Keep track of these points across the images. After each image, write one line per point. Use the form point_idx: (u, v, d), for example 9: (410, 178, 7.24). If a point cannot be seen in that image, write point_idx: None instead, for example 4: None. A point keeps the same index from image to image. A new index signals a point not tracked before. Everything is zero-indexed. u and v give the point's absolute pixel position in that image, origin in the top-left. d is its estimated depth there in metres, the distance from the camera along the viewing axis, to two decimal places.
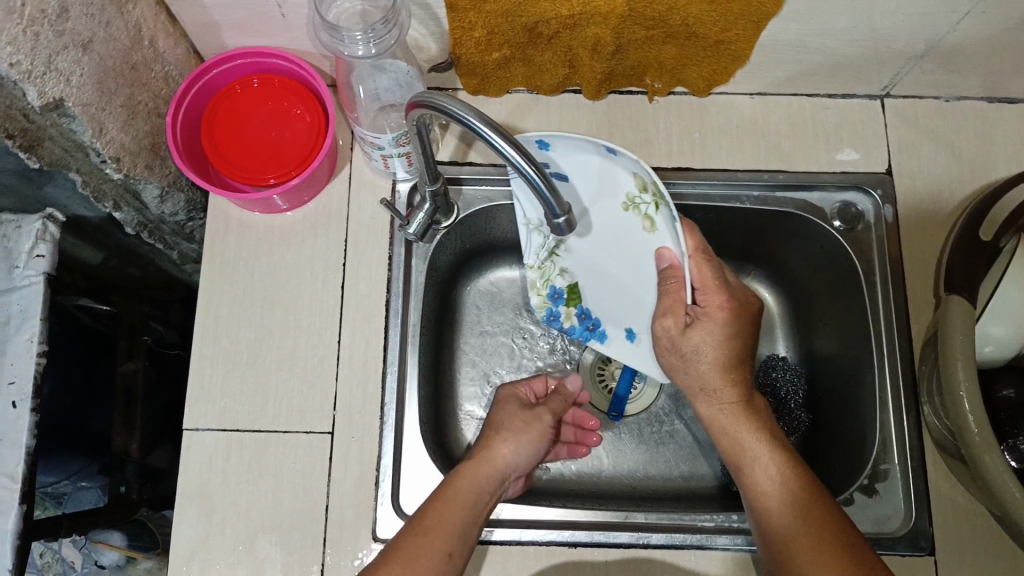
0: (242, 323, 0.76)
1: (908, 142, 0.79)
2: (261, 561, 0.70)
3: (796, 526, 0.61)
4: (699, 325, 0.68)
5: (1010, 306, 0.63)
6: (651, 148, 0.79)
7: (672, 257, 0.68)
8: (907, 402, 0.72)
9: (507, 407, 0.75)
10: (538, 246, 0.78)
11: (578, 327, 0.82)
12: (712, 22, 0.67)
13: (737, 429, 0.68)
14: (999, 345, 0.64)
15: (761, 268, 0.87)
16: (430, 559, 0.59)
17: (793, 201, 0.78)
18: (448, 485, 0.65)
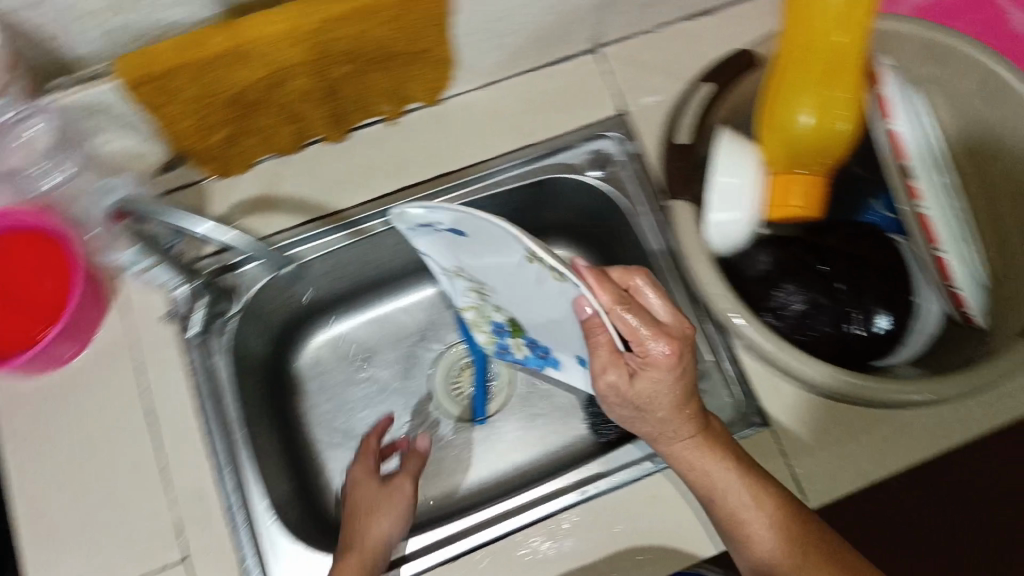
0: (66, 487, 0.72)
1: (633, 80, 0.85)
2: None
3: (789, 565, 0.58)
4: (642, 376, 0.59)
5: (732, 190, 0.68)
6: (405, 170, 0.82)
7: (586, 306, 0.59)
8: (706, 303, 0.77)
9: (366, 488, 0.77)
10: (463, 287, 0.75)
11: (533, 355, 0.76)
12: (402, 39, 0.70)
13: (705, 464, 0.62)
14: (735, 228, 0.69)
15: (558, 235, 0.93)
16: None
17: (548, 167, 0.83)
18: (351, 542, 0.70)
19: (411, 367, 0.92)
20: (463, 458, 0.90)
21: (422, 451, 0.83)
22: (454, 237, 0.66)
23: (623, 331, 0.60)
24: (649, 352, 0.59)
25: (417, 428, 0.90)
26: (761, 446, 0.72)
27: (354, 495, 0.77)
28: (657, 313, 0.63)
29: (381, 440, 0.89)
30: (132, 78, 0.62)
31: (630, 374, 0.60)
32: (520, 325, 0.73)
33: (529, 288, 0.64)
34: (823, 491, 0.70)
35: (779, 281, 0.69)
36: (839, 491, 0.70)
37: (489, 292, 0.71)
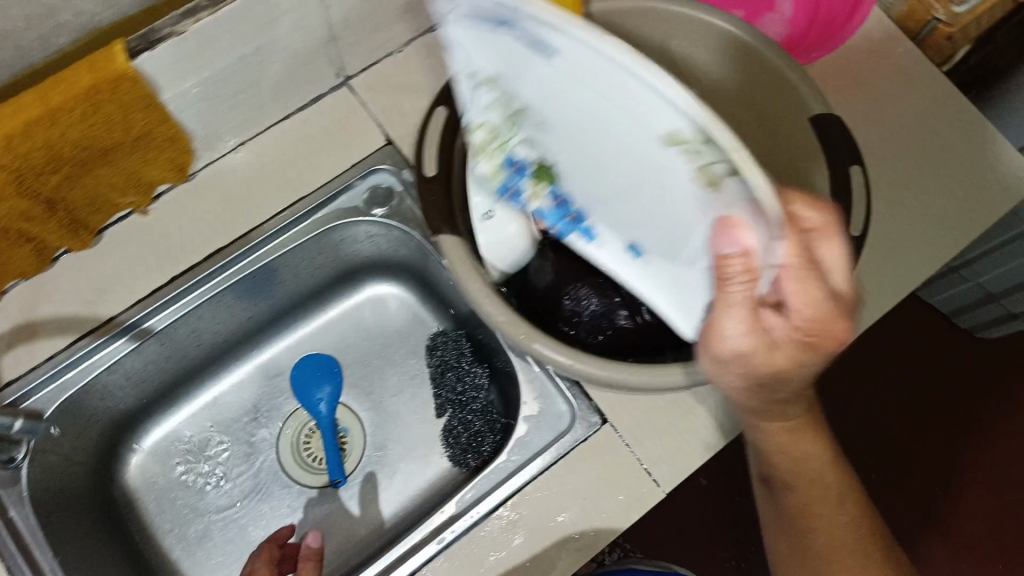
0: None
1: (393, 106, 0.80)
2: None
3: (826, 540, 0.63)
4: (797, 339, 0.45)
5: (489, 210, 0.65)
6: (175, 255, 0.76)
7: (734, 239, 0.41)
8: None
9: None
10: (483, 103, 0.55)
11: (547, 211, 0.61)
12: (108, 130, 0.64)
13: (793, 452, 0.61)
14: (506, 242, 0.67)
15: (372, 273, 0.92)
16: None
17: (328, 215, 0.79)
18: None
19: (257, 443, 0.89)
20: (331, 525, 0.86)
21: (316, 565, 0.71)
22: (516, 38, 0.43)
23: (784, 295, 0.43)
24: (817, 333, 0.45)
25: (278, 507, 0.87)
26: (601, 447, 0.74)
27: None
28: (831, 273, 0.46)
29: (239, 530, 0.85)
30: None
31: (766, 355, 0.46)
32: (547, 167, 0.58)
33: (666, 183, 0.44)
34: (673, 471, 0.72)
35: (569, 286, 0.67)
36: (686, 467, 0.72)
37: (530, 119, 0.53)
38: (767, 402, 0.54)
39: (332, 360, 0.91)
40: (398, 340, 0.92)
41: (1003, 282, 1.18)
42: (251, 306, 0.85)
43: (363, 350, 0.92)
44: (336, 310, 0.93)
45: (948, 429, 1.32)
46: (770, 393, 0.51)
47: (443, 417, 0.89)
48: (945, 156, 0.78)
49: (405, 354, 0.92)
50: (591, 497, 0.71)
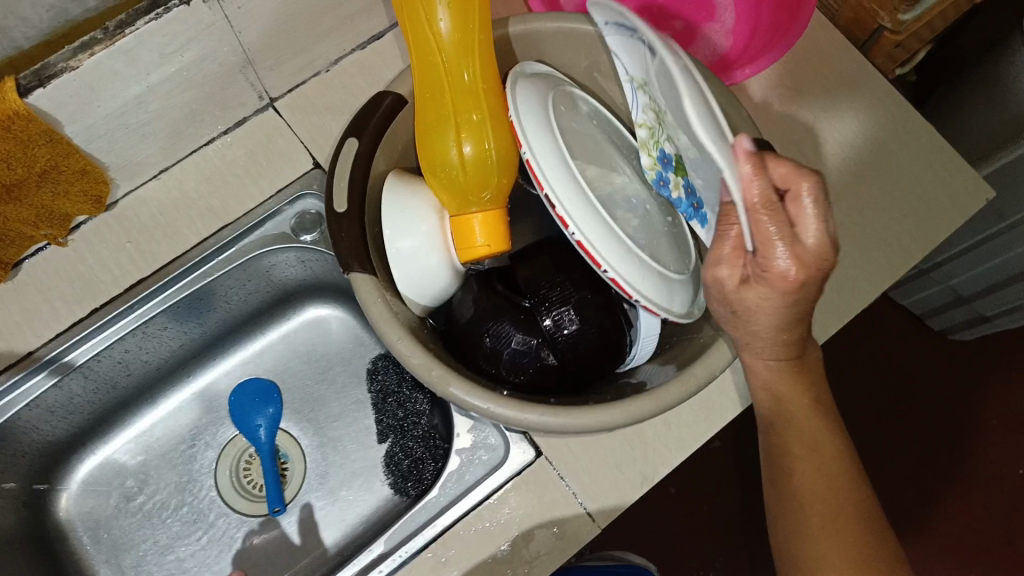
0: None
1: (319, 127, 0.78)
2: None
3: (823, 495, 0.61)
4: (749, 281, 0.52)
5: (405, 248, 0.63)
6: (95, 286, 0.74)
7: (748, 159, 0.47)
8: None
9: None
10: (643, 103, 0.61)
11: (684, 203, 0.62)
12: (7, 167, 0.62)
13: (784, 393, 0.61)
14: (423, 276, 0.64)
15: (311, 298, 0.91)
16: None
17: (254, 243, 0.78)
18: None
19: (194, 469, 0.88)
20: (268, 552, 0.85)
21: None
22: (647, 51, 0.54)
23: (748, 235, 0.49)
24: (773, 294, 0.51)
25: (214, 534, 0.86)
26: (537, 482, 0.70)
27: None
28: (803, 232, 0.50)
29: (176, 559, 0.84)
30: None
31: (739, 284, 0.53)
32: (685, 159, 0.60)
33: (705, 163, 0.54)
34: (607, 505, 0.69)
35: (488, 322, 0.62)
36: (621, 501, 0.69)
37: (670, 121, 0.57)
38: (761, 345, 0.57)
39: (271, 385, 0.90)
40: (338, 364, 0.92)
41: (974, 284, 1.14)
42: (183, 334, 0.84)
43: (303, 374, 0.92)
44: (276, 334, 0.92)
45: (923, 430, 1.30)
46: (747, 326, 0.55)
47: (386, 443, 0.88)
48: (874, 170, 0.77)
49: (345, 378, 0.91)
50: (523, 534, 0.68)
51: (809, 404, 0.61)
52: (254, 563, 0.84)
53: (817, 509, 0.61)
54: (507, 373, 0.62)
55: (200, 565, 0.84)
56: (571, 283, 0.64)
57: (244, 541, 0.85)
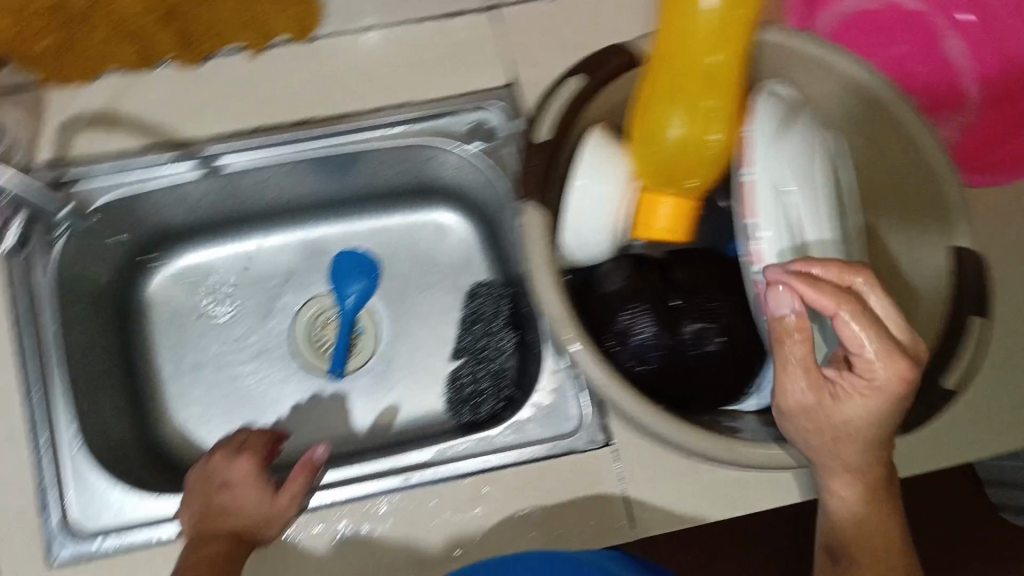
0: None
1: (529, 48, 0.77)
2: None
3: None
4: (858, 357, 0.47)
5: (592, 200, 0.62)
6: (269, 106, 0.75)
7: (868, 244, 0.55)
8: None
9: (233, 469, 0.71)
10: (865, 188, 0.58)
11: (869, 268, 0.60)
12: None
13: (849, 500, 0.53)
14: (591, 233, 0.63)
15: (447, 201, 0.91)
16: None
17: (424, 132, 0.77)
18: (217, 514, 0.67)
19: (278, 308, 0.90)
20: (315, 411, 0.88)
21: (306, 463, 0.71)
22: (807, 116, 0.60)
23: (842, 339, 0.48)
24: (876, 364, 0.47)
25: (274, 374, 0.88)
26: (595, 466, 0.71)
27: (218, 478, 0.70)
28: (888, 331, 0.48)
29: (232, 379, 0.87)
30: None
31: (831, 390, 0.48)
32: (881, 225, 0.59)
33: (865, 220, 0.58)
34: (650, 519, 0.70)
35: (628, 304, 0.62)
36: (666, 522, 0.70)
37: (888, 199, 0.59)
38: (843, 469, 0.51)
39: (375, 265, 0.91)
40: (443, 272, 0.92)
41: None
42: (320, 184, 0.85)
43: (407, 266, 0.92)
44: (399, 220, 0.92)
45: None
46: (836, 444, 0.50)
47: (456, 363, 0.89)
48: None
49: (444, 288, 0.92)
50: (559, 507, 0.70)
51: (878, 502, 0.53)
52: (300, 415, 0.87)
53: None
54: (628, 359, 0.61)
55: (252, 395, 0.87)
56: (720, 300, 0.64)
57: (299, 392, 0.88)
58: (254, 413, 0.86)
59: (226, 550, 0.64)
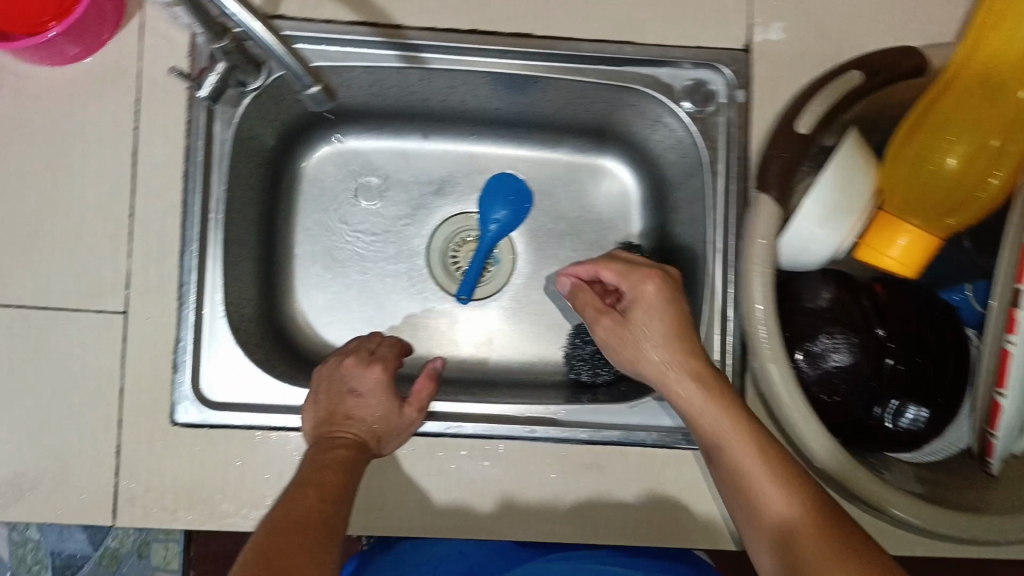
0: (20, 187, 0.67)
1: (772, 18, 0.71)
2: (97, 457, 0.68)
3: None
4: (631, 314, 0.65)
5: (830, 210, 0.56)
6: (489, 8, 0.69)
7: None
8: (735, 285, 0.71)
9: (364, 376, 0.70)
10: None
11: None
12: None
13: (760, 479, 0.55)
14: (817, 241, 0.58)
15: (621, 150, 0.84)
16: (329, 476, 0.59)
17: (641, 78, 0.71)
18: (347, 421, 0.67)
19: (419, 215, 0.87)
20: (433, 330, 0.86)
21: (433, 381, 0.72)
22: None
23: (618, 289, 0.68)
24: (630, 294, 0.66)
25: (402, 281, 0.86)
26: None
27: (350, 381, 0.70)
28: (642, 301, 0.65)
29: (360, 275, 0.85)
30: None
31: (636, 339, 0.64)
32: None
33: None
34: None
35: (829, 328, 0.59)
36: None
37: None
38: (710, 432, 0.59)
39: (528, 196, 0.86)
40: (593, 224, 0.86)
41: None
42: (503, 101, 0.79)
43: (562, 208, 0.87)
44: (564, 156, 0.87)
45: None
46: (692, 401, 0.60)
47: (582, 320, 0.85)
48: None
49: (588, 241, 0.86)
50: (672, 496, 0.69)
51: (795, 480, 0.54)
52: (416, 329, 0.86)
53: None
54: (812, 385, 0.59)
55: (375, 297, 0.85)
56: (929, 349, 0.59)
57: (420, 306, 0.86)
58: (374, 316, 0.85)
59: (356, 459, 0.63)
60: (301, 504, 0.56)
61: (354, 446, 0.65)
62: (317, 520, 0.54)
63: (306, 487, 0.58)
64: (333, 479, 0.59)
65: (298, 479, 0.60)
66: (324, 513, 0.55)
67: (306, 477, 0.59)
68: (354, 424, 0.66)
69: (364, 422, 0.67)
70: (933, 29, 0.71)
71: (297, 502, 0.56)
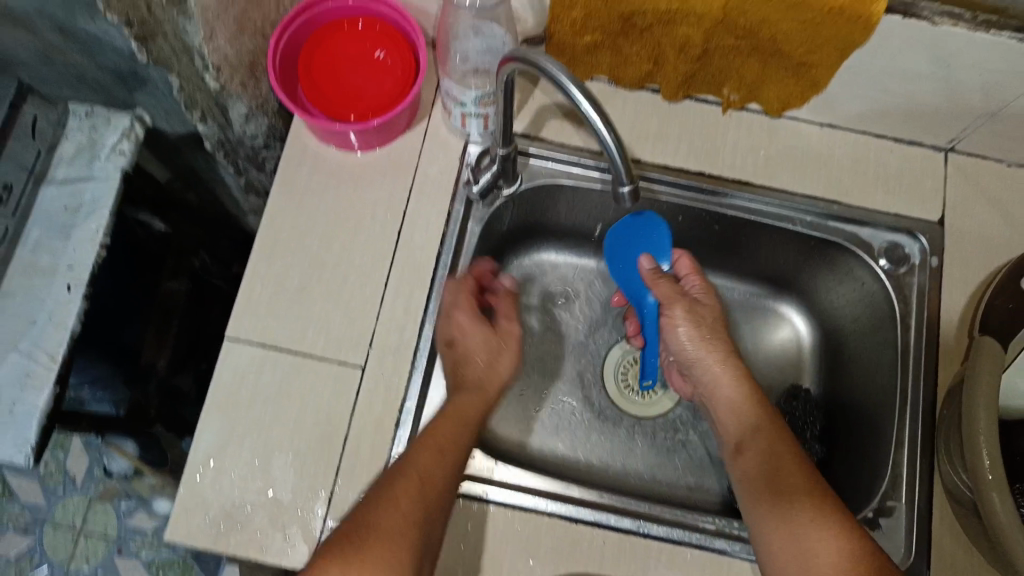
0: (301, 248, 0.80)
1: (965, 201, 0.81)
2: (310, 500, 0.72)
3: (826, 535, 0.60)
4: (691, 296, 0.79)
5: None
6: (715, 157, 0.81)
7: None
8: (923, 426, 0.75)
9: (471, 323, 0.76)
10: None
11: None
12: (800, 41, 0.70)
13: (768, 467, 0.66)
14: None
15: (799, 299, 0.89)
16: (432, 472, 0.64)
17: (843, 233, 0.80)
18: (449, 406, 0.71)
19: (596, 330, 0.94)
20: (600, 443, 0.89)
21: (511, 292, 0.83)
22: None
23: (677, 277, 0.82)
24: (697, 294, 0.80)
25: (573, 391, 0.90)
26: None
27: (459, 327, 0.76)
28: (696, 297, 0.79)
29: (541, 379, 0.90)
30: None
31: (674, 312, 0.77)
32: None
33: None
34: None
35: None
36: None
37: None
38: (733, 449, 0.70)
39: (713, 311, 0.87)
40: (762, 364, 0.90)
41: None
42: (702, 239, 0.87)
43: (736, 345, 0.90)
44: (741, 296, 0.92)
45: None
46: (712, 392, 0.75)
47: None
48: None
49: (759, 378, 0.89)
50: None
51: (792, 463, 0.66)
52: (583, 438, 0.89)
53: (781, 527, 0.63)
54: None
55: (549, 403, 0.90)
56: None
57: (585, 415, 0.90)
58: (548, 421, 0.89)
59: (461, 444, 0.68)
60: (398, 501, 0.61)
61: (480, 395, 0.73)
62: (412, 533, 0.60)
63: (413, 476, 0.63)
64: (438, 471, 0.64)
65: (405, 457, 0.65)
66: (421, 514, 0.61)
67: (412, 465, 0.64)
68: (476, 369, 0.75)
69: (479, 390, 0.74)
70: None
71: (399, 501, 0.61)
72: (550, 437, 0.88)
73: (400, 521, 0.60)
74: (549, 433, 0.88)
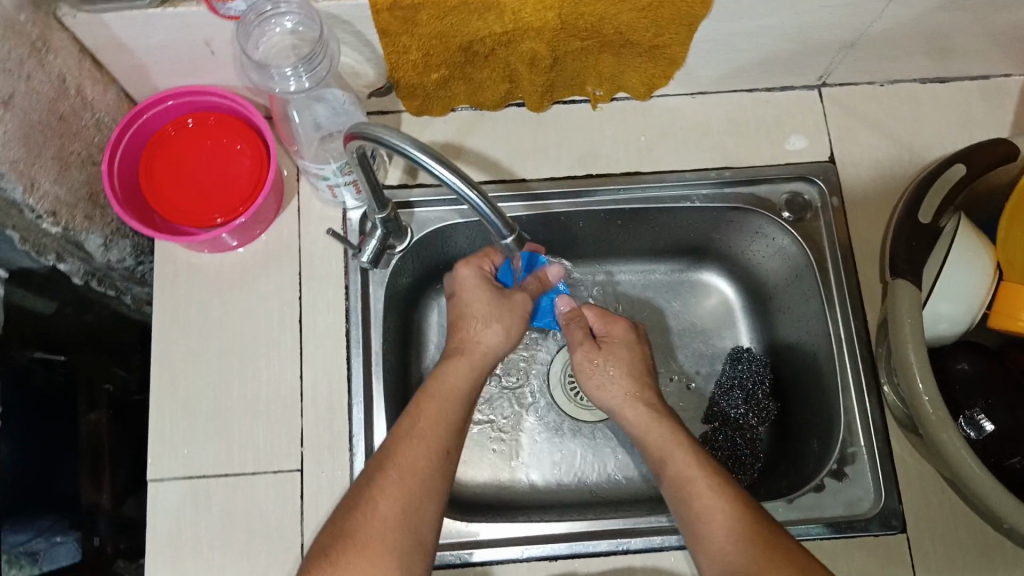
0: (202, 364, 0.75)
1: (849, 130, 0.80)
2: None
3: (721, 515, 0.59)
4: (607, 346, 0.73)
5: (957, 285, 0.70)
6: (596, 156, 0.79)
7: None
8: (865, 366, 0.75)
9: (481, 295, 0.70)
10: None
11: None
12: (645, 28, 0.68)
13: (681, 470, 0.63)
14: (952, 325, 0.72)
15: (717, 264, 0.89)
16: (425, 460, 0.61)
17: (741, 196, 0.79)
18: (433, 381, 0.66)
19: (537, 342, 0.90)
20: (564, 459, 0.85)
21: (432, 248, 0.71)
22: None
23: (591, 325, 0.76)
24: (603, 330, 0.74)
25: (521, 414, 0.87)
26: (894, 551, 0.70)
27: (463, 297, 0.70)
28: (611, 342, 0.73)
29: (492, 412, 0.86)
30: (378, 6, 0.63)
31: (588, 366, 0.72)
32: None
33: None
34: None
35: (981, 397, 0.70)
36: None
37: None
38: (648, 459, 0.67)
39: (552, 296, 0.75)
40: (700, 335, 0.88)
41: None
42: (609, 235, 0.85)
43: (669, 327, 0.88)
44: (662, 276, 0.90)
45: None
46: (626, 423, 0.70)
47: (707, 426, 0.85)
48: None
49: (702, 351, 0.88)
50: None
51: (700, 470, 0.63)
52: (547, 459, 0.85)
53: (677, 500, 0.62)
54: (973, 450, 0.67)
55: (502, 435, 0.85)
56: None
57: (542, 435, 0.86)
58: (506, 453, 0.85)
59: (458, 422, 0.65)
60: (372, 507, 0.58)
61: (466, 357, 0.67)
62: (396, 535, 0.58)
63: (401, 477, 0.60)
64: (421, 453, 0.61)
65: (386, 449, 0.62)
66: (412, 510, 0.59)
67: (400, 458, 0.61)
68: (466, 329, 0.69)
69: (474, 350, 0.68)
70: (991, 126, 0.79)
71: (379, 503, 0.59)
72: (514, 469, 0.84)
73: (382, 530, 0.57)
74: (513, 465, 0.84)
